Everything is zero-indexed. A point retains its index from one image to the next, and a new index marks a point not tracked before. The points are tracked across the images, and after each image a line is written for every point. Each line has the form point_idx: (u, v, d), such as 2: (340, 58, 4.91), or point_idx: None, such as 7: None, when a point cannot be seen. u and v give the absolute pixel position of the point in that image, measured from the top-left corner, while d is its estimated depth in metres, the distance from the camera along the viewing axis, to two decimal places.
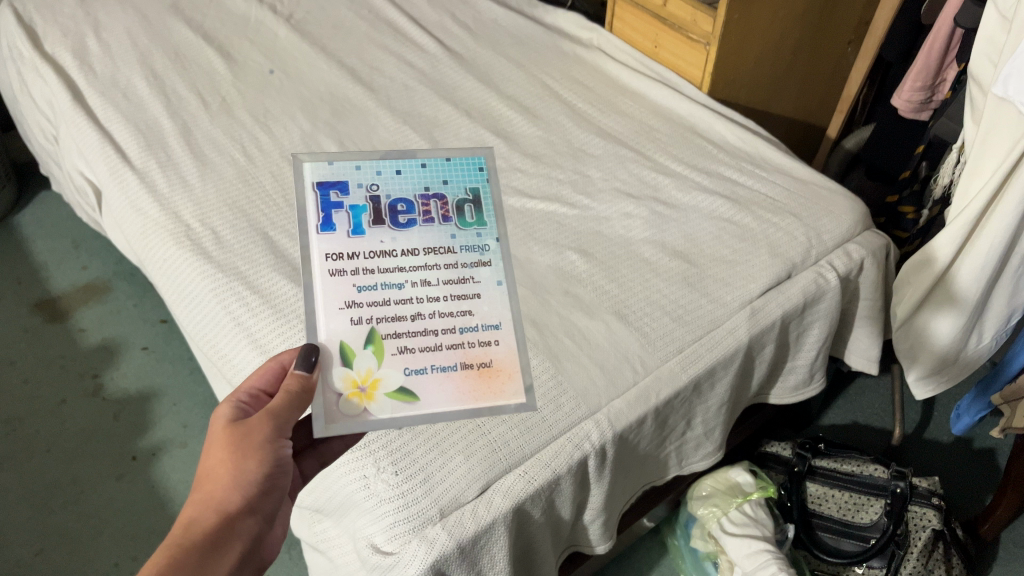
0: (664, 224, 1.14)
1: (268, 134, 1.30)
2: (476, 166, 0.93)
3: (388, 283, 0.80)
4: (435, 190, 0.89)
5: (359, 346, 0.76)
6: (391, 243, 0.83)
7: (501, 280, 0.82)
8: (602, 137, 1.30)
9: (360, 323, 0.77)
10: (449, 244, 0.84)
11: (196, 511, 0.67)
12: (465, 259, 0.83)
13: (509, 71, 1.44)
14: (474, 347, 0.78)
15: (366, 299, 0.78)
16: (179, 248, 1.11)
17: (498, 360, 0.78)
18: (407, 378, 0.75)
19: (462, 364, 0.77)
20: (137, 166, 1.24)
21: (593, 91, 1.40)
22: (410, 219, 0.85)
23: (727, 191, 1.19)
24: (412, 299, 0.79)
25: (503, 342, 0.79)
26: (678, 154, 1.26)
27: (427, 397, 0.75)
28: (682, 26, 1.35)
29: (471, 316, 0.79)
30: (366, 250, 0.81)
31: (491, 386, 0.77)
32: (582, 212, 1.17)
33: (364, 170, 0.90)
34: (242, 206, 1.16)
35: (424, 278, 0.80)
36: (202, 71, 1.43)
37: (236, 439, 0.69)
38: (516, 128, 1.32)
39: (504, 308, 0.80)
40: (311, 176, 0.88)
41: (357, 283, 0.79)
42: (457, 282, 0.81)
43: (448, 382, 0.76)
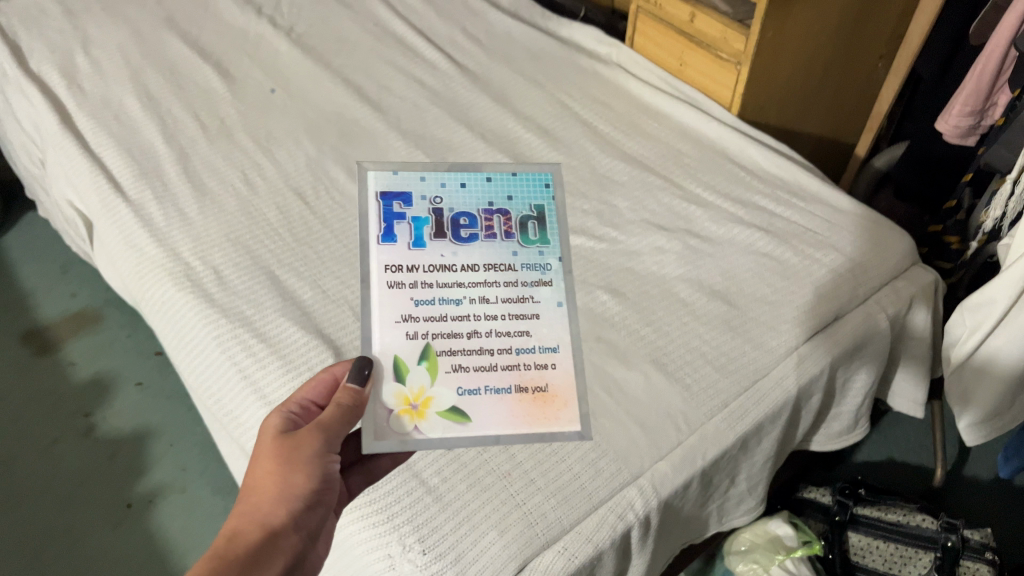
0: (700, 260, 1.06)
1: (272, 162, 1.22)
2: (542, 182, 1.00)
3: (447, 299, 0.84)
4: (498, 207, 0.96)
5: (413, 363, 0.79)
6: (451, 259, 0.88)
7: (560, 301, 0.86)
8: (627, 163, 1.22)
9: (416, 339, 0.81)
10: (510, 262, 0.89)
11: (241, 522, 0.65)
12: (525, 276, 0.88)
13: (525, 89, 1.36)
14: (530, 369, 0.81)
15: (423, 316, 0.83)
16: (178, 289, 1.02)
17: (555, 385, 0.81)
18: (460, 399, 0.78)
19: (517, 386, 0.80)
20: (131, 196, 1.15)
21: (615, 111, 1.32)
22: (472, 234, 0.91)
23: (765, 223, 1.11)
24: (469, 318, 0.83)
25: (560, 364, 0.82)
26: (709, 182, 1.18)
27: (479, 418, 0.78)
28: (712, 44, 1.26)
29: (528, 336, 0.83)
30: (425, 265, 0.87)
31: (546, 412, 0.80)
32: (610, 246, 1.10)
33: (429, 183, 0.97)
34: (245, 242, 1.08)
35: (483, 295, 0.85)
36: (199, 90, 1.34)
37: (285, 450, 0.68)
38: (535, 153, 1.25)
39: (562, 329, 0.84)
40: (377, 186, 0.96)
41: (415, 298, 0.84)
42: (516, 301, 0.85)
43: (502, 403, 0.79)
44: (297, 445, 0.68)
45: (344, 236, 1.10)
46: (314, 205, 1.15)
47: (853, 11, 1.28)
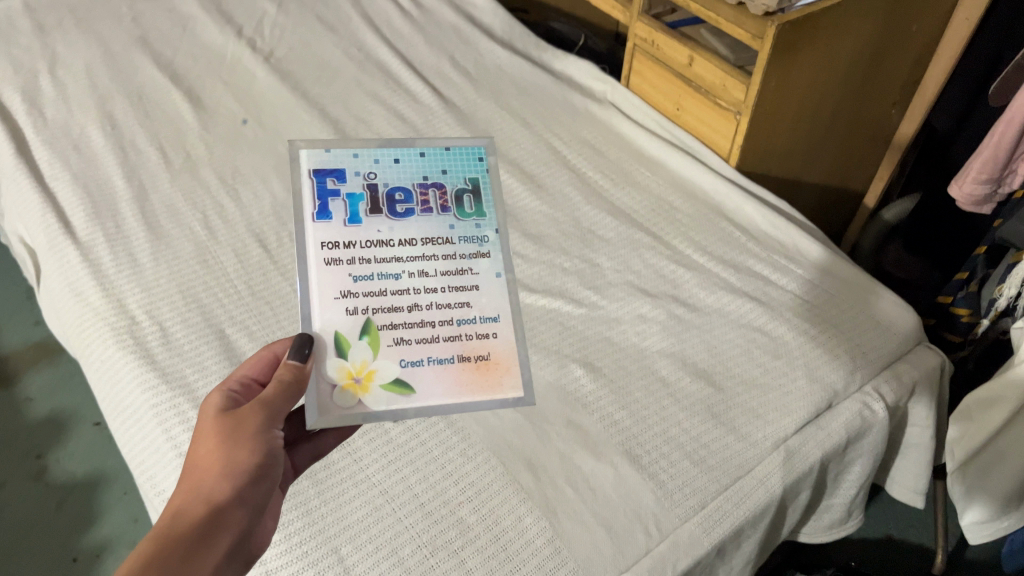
0: (685, 332, 0.98)
1: (235, 202, 1.14)
2: (475, 157, 0.89)
3: (385, 273, 0.77)
4: (433, 180, 0.86)
5: (355, 338, 0.73)
6: (388, 234, 0.80)
7: (499, 271, 0.79)
8: (614, 216, 1.14)
9: (357, 314, 0.74)
10: (447, 235, 0.81)
11: (183, 499, 0.60)
12: (462, 249, 0.80)
13: (511, 128, 1.28)
14: (470, 339, 0.76)
15: (362, 291, 0.76)
16: (118, 347, 0.95)
17: (496, 354, 0.76)
18: (403, 371, 0.73)
19: (459, 357, 0.75)
20: (81, 237, 1.08)
21: (605, 157, 1.24)
22: (408, 209, 0.82)
23: (758, 292, 1.03)
24: (408, 292, 0.76)
25: (501, 334, 0.77)
26: (701, 241, 1.10)
27: (423, 389, 0.73)
28: (711, 90, 1.17)
29: (469, 307, 0.77)
30: (363, 240, 0.79)
31: (488, 379, 0.74)
32: (590, 311, 1.01)
33: (361, 158, 0.86)
34: (197, 295, 1.01)
35: (422, 268, 0.78)
36: (166, 119, 1.27)
37: (225, 425, 0.64)
38: (517, 202, 1.17)
39: (501, 299, 0.78)
40: (310, 164, 0.84)
41: (353, 274, 0.77)
42: (455, 273, 0.78)
43: (444, 373, 0.74)
44: (239, 421, 0.65)
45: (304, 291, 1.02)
46: (275, 254, 1.07)
47: (863, 58, 1.20)
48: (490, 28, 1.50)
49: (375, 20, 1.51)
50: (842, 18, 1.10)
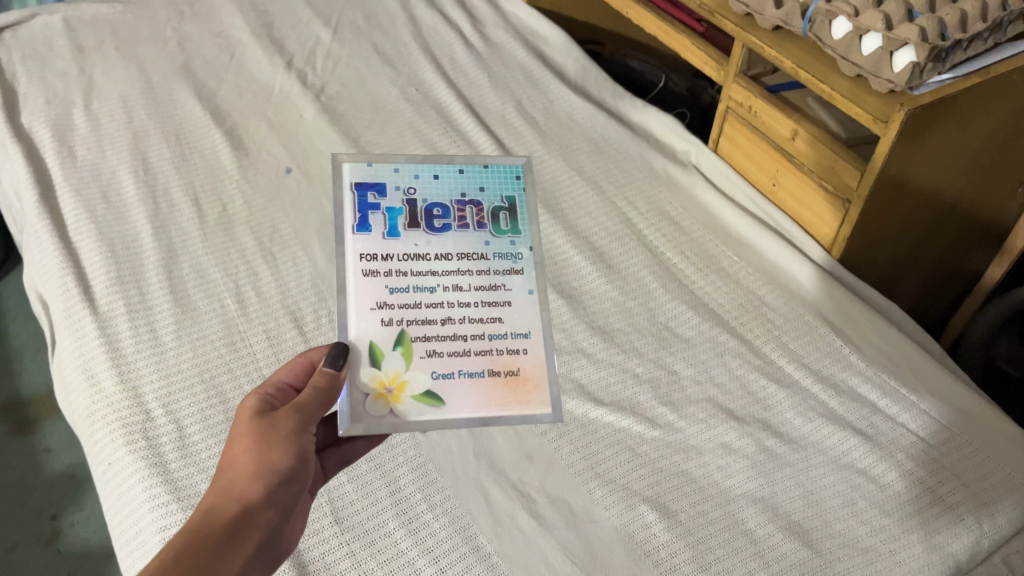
0: (776, 472, 0.84)
1: (272, 270, 1.03)
2: (513, 174, 0.83)
3: (420, 286, 0.74)
4: (474, 197, 0.81)
5: (389, 348, 0.71)
6: (425, 248, 0.76)
7: (531, 289, 0.76)
8: (696, 311, 1.00)
9: (392, 325, 0.72)
10: (482, 251, 0.77)
11: (215, 499, 0.60)
12: (497, 265, 0.77)
13: (582, 194, 1.15)
14: (501, 354, 0.73)
15: (397, 303, 0.73)
16: (128, 447, 0.84)
17: (527, 370, 0.73)
18: (434, 382, 0.70)
19: (489, 371, 0.72)
20: (100, 307, 0.98)
21: (687, 235, 1.09)
22: (446, 224, 0.78)
23: (862, 422, 0.88)
24: (443, 305, 0.74)
25: (532, 351, 0.74)
26: (796, 351, 0.95)
27: (454, 402, 0.70)
28: (815, 170, 1.02)
29: (501, 323, 0.74)
30: (401, 254, 0.75)
31: (517, 395, 0.71)
32: (665, 434, 0.87)
33: (404, 174, 0.81)
34: (222, 386, 0.90)
35: (457, 283, 0.75)
36: (204, 163, 1.16)
37: (258, 426, 0.64)
38: (585, 286, 1.03)
39: (533, 317, 0.75)
40: (353, 178, 0.79)
41: (390, 285, 0.74)
42: (488, 287, 0.75)
43: (473, 386, 0.71)
44: (273, 423, 0.64)
45: None
46: (311, 340, 0.96)
47: (997, 146, 1.02)
48: (562, 69, 1.36)
49: (436, 54, 1.38)
50: (977, 102, 0.93)
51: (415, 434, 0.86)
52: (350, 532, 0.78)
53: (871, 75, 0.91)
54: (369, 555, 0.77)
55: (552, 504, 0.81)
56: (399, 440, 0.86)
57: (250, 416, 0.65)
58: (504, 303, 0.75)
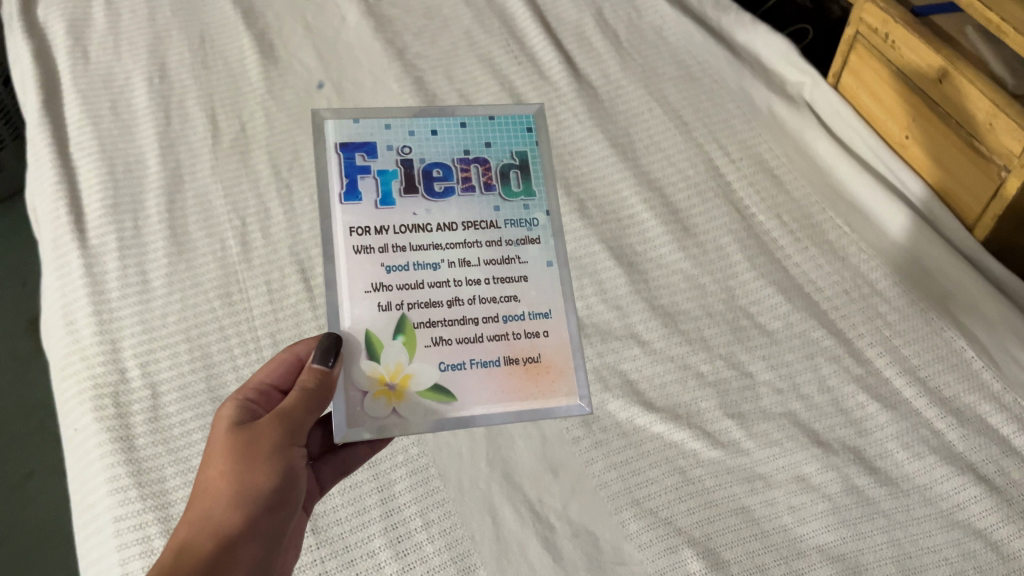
0: (865, 523, 0.66)
1: (285, 207, 0.89)
2: (526, 126, 0.60)
3: (422, 263, 0.55)
4: (483, 154, 0.59)
5: (387, 336, 0.53)
6: (426, 218, 0.56)
7: (552, 261, 0.57)
8: (787, 296, 0.80)
9: (390, 311, 0.53)
10: (491, 219, 0.57)
11: (184, 536, 0.46)
12: (509, 233, 0.57)
13: (662, 133, 0.94)
14: (519, 338, 0.55)
15: (396, 284, 0.54)
16: (94, 413, 0.73)
17: (549, 355, 0.55)
18: (442, 375, 0.53)
19: (506, 359, 0.54)
20: (90, 237, 0.85)
21: (788, 194, 0.88)
22: (447, 188, 0.57)
23: (987, 465, 0.68)
24: (448, 283, 0.55)
25: (556, 331, 0.55)
26: (911, 360, 0.75)
27: (468, 397, 0.53)
28: (965, 123, 0.78)
29: (517, 302, 0.55)
30: (395, 227, 0.55)
31: (538, 385, 0.54)
32: (727, 457, 0.70)
33: (395, 128, 0.58)
34: (209, 348, 0.78)
35: (466, 256, 0.55)
36: (227, 72, 1.01)
37: (237, 443, 0.49)
38: (651, 254, 0.85)
39: (556, 291, 0.56)
40: (334, 137, 0.56)
41: (386, 262, 0.54)
42: (500, 261, 0.56)
43: (489, 379, 0.53)
44: (254, 438, 0.50)
45: None
46: (318, 298, 0.82)
47: None
48: None
49: None
50: None
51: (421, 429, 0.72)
52: (326, 546, 0.65)
53: None
54: None
55: (573, 537, 0.66)
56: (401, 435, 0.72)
57: (227, 429, 0.51)
58: (521, 280, 0.56)
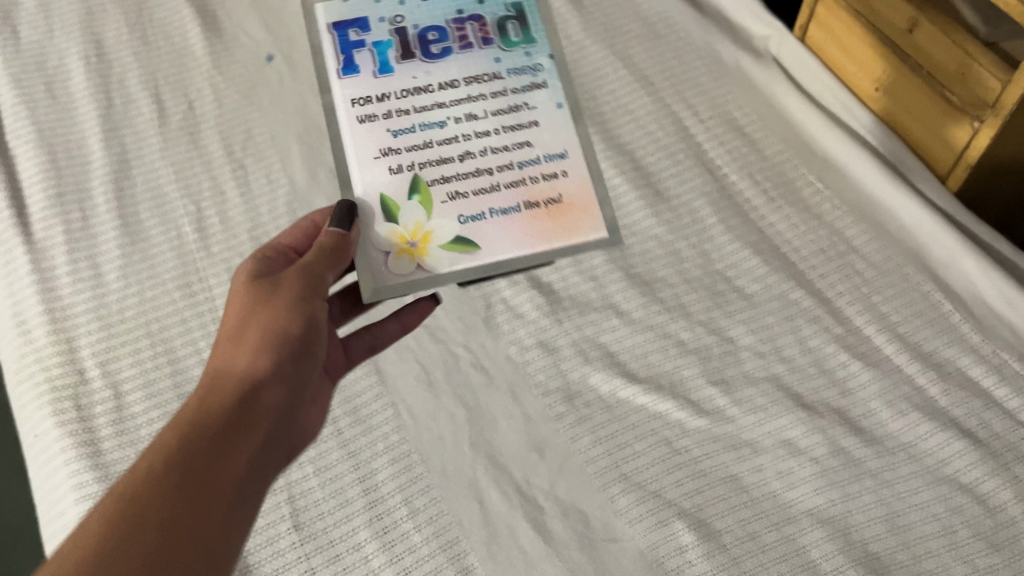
0: (853, 485, 0.66)
1: (243, 188, 0.85)
2: None
3: (429, 123, 0.58)
4: (476, 10, 0.61)
5: (403, 198, 0.55)
6: (426, 80, 0.59)
7: (561, 103, 0.59)
8: (764, 258, 0.79)
9: (402, 172, 0.56)
10: (494, 70, 0.59)
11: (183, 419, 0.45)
12: (515, 83, 0.59)
13: (629, 94, 0.92)
14: (538, 181, 0.57)
15: (405, 146, 0.57)
16: (54, 417, 0.69)
17: (570, 195, 0.57)
18: (463, 227, 0.55)
19: (525, 204, 0.56)
20: (35, 232, 0.81)
21: (759, 152, 0.87)
22: (446, 49, 0.60)
23: (970, 418, 0.68)
24: (457, 140, 0.57)
25: (573, 172, 0.57)
26: (890, 317, 0.75)
27: (491, 246, 0.55)
28: (937, 74, 0.77)
29: (530, 147, 0.58)
30: (399, 92, 0.58)
31: (560, 224, 0.56)
32: (713, 425, 0.69)
33: (386, 2, 0.61)
34: (171, 341, 0.74)
35: (472, 110, 0.58)
36: (170, 47, 0.96)
37: (223, 338, 0.49)
38: (624, 220, 0.83)
39: (567, 134, 0.58)
40: (325, 18, 0.59)
41: (391, 127, 0.57)
42: (508, 110, 0.58)
43: (511, 227, 0.55)
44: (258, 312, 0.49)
45: None
46: None
47: None
48: None
49: None
50: None
51: (401, 415, 0.70)
52: (311, 542, 0.63)
53: None
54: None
55: (562, 517, 0.65)
56: (381, 423, 0.70)
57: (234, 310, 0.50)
58: (530, 122, 0.58)
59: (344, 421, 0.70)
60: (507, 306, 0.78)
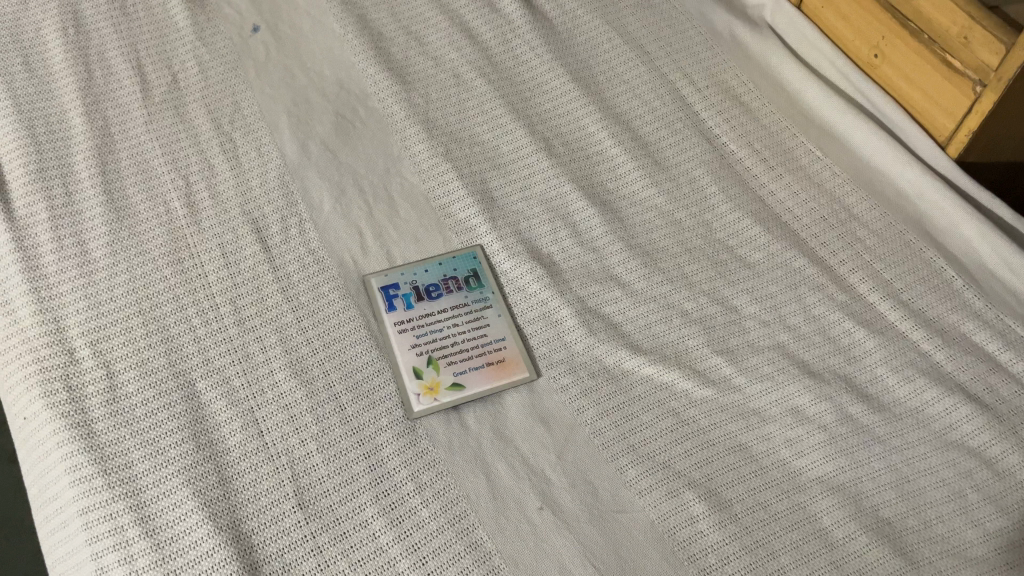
0: (862, 451, 0.65)
1: (232, 161, 0.83)
2: (472, 259, 0.78)
3: (433, 332, 0.73)
4: (455, 275, 0.77)
5: (423, 367, 0.70)
6: (431, 312, 0.74)
7: (502, 314, 0.75)
8: (766, 226, 0.78)
9: (420, 353, 0.71)
10: (465, 301, 0.75)
11: None
12: (475, 304, 0.75)
13: (624, 65, 0.91)
14: (490, 351, 0.72)
15: (422, 340, 0.72)
16: (43, 399, 0.66)
17: (510, 357, 0.72)
18: (456, 376, 0.70)
19: (486, 363, 0.71)
20: (16, 209, 0.77)
21: (757, 122, 0.86)
22: (439, 294, 0.76)
23: (975, 383, 0.68)
24: (448, 345, 0.73)
25: (512, 349, 0.72)
26: (892, 284, 0.74)
27: (472, 381, 0.70)
28: (938, 38, 0.76)
29: (487, 334, 0.73)
30: (414, 322, 0.73)
31: (506, 372, 0.71)
32: (720, 395, 0.69)
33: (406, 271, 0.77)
34: (164, 319, 0.72)
35: (455, 325, 0.74)
36: (151, 17, 0.93)
37: None
38: (623, 191, 0.82)
39: (507, 327, 0.74)
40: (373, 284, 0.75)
41: (417, 334, 0.73)
42: (471, 322, 0.74)
43: (479, 373, 0.71)
44: None
45: (311, 324, 0.72)
46: (276, 258, 0.76)
47: None
48: None
49: None
50: None
51: (403, 390, 0.69)
52: (316, 520, 0.62)
53: None
54: (339, 552, 0.61)
55: (571, 489, 0.64)
56: (384, 399, 0.68)
57: None
58: (483, 311, 0.75)
59: (346, 397, 0.68)
60: (508, 278, 0.77)
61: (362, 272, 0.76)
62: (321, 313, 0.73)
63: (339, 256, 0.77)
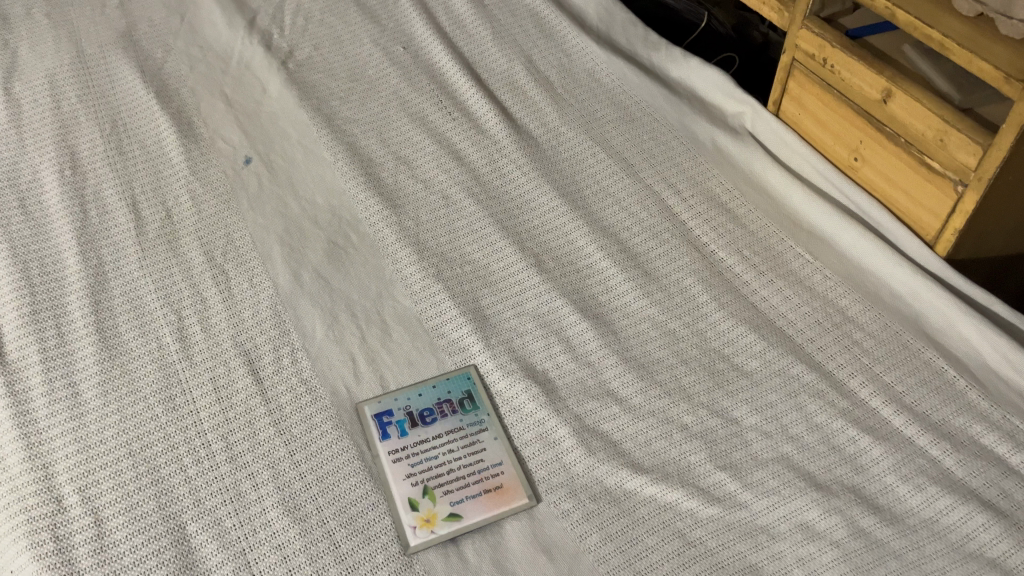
0: (878, 568, 0.62)
1: (224, 293, 0.83)
2: (465, 380, 0.77)
3: (428, 460, 0.72)
4: (449, 399, 0.76)
5: (420, 497, 0.69)
6: (426, 438, 0.73)
7: (497, 436, 0.73)
8: (761, 333, 0.78)
9: (416, 483, 0.70)
10: (459, 425, 0.74)
11: None
12: (470, 428, 0.74)
13: (610, 180, 0.93)
14: (486, 477, 0.70)
15: (418, 469, 0.71)
16: (29, 553, 0.64)
17: (508, 483, 0.70)
18: (453, 506, 0.68)
19: (483, 490, 0.69)
20: (8, 352, 0.77)
21: (744, 229, 0.87)
22: (434, 420, 0.74)
23: (987, 488, 0.66)
24: (443, 472, 0.71)
25: (509, 473, 0.70)
26: (893, 386, 0.73)
27: (469, 511, 0.68)
28: (915, 142, 0.77)
29: (482, 458, 0.72)
30: (409, 450, 0.72)
31: (503, 499, 0.69)
32: (726, 513, 0.67)
33: (399, 397, 0.76)
34: (154, 461, 0.70)
35: (450, 451, 0.72)
36: (146, 155, 0.96)
37: None
38: (615, 303, 0.82)
39: (502, 451, 0.72)
40: (367, 412, 0.74)
41: (412, 463, 0.71)
42: (467, 447, 0.73)
43: (476, 501, 0.69)
44: None
45: (304, 458, 0.71)
46: (268, 389, 0.76)
47: None
48: (581, 14, 1.12)
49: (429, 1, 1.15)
50: None
51: (400, 523, 0.67)
52: None
53: (1000, 15, 0.69)
54: None
55: None
56: (380, 533, 0.66)
57: None
58: (479, 435, 0.73)
59: (340, 533, 0.66)
60: (503, 398, 0.76)
61: (355, 399, 0.75)
62: (315, 445, 0.72)
63: (331, 384, 0.76)
